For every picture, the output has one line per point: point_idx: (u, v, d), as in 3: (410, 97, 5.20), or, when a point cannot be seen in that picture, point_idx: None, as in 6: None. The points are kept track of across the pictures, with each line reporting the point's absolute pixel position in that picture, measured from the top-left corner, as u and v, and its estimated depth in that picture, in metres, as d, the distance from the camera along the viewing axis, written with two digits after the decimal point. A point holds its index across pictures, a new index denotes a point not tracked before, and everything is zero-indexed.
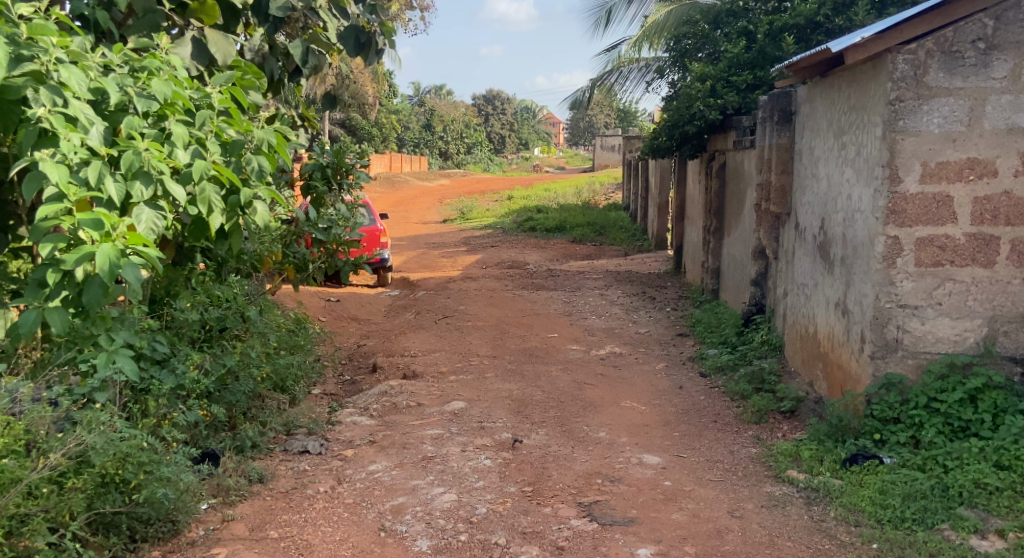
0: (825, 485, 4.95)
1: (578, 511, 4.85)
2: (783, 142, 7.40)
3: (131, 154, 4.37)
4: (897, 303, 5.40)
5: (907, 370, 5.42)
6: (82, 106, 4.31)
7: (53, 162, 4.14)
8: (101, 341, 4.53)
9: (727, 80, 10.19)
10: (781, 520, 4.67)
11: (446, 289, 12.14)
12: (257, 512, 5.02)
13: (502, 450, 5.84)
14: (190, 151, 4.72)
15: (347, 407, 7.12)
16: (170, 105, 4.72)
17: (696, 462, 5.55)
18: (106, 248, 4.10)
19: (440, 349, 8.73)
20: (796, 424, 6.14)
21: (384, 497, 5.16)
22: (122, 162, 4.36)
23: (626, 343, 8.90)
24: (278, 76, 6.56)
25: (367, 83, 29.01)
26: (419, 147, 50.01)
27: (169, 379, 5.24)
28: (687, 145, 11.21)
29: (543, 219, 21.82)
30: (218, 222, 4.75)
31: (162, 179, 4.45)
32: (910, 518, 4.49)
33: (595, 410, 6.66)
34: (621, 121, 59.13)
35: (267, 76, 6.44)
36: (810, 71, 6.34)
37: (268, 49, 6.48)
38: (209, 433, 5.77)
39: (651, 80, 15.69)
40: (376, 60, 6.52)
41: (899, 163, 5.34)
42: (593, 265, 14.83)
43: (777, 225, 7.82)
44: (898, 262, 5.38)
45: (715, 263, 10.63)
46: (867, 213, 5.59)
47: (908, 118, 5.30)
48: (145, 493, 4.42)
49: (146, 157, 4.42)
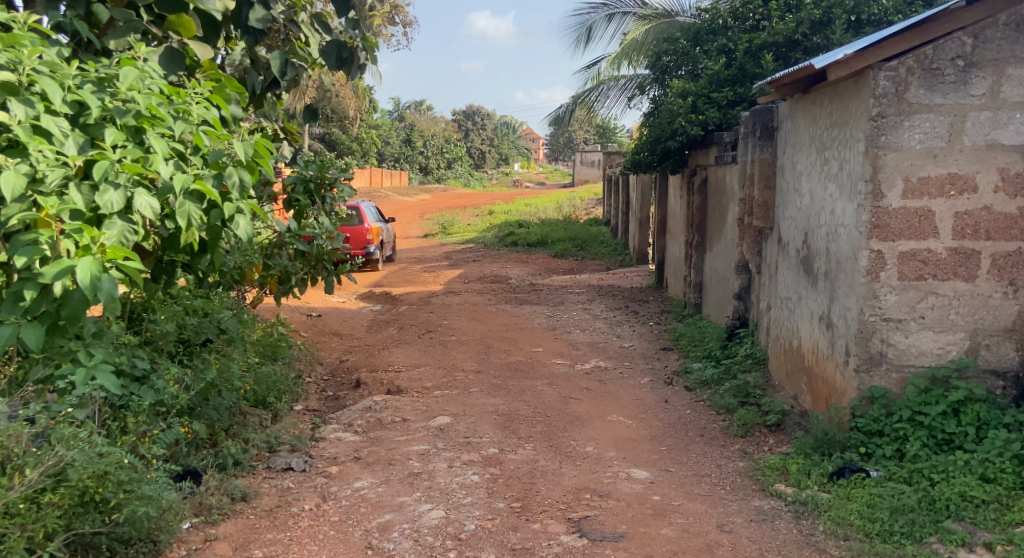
0: (813, 498, 4.95)
1: (568, 526, 4.85)
2: (764, 158, 7.45)
3: (103, 163, 4.41)
4: (881, 317, 5.44)
5: (892, 384, 5.46)
6: (57, 121, 4.41)
7: (12, 173, 4.16)
8: (80, 358, 4.63)
9: (708, 97, 10.22)
10: (770, 535, 4.68)
11: (429, 303, 12.14)
12: (241, 531, 4.97)
13: (489, 465, 5.82)
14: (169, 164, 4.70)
15: (331, 423, 7.09)
16: (151, 118, 4.70)
17: (683, 477, 5.55)
18: (87, 262, 4.14)
19: (423, 364, 8.72)
20: (781, 437, 6.16)
21: (371, 514, 5.13)
22: (93, 169, 4.39)
23: (610, 357, 8.91)
24: (259, 89, 6.56)
25: (347, 98, 29.08)
26: (399, 163, 49.94)
27: (149, 394, 5.19)
28: (669, 159, 11.26)
29: (524, 233, 21.85)
30: (198, 236, 4.73)
31: (132, 190, 4.47)
32: (898, 532, 4.50)
33: (581, 424, 6.65)
34: (601, 137, 59.42)
35: (248, 91, 6.44)
36: (792, 88, 6.41)
37: (250, 65, 6.48)
38: (191, 450, 5.73)
39: (632, 96, 15.77)
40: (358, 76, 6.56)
41: (882, 179, 5.39)
42: (576, 279, 14.87)
43: (760, 239, 7.86)
44: (882, 276, 5.43)
45: (697, 277, 10.68)
46: (850, 227, 5.63)
47: (890, 134, 5.36)
48: (125, 512, 4.36)
49: (117, 167, 4.46)
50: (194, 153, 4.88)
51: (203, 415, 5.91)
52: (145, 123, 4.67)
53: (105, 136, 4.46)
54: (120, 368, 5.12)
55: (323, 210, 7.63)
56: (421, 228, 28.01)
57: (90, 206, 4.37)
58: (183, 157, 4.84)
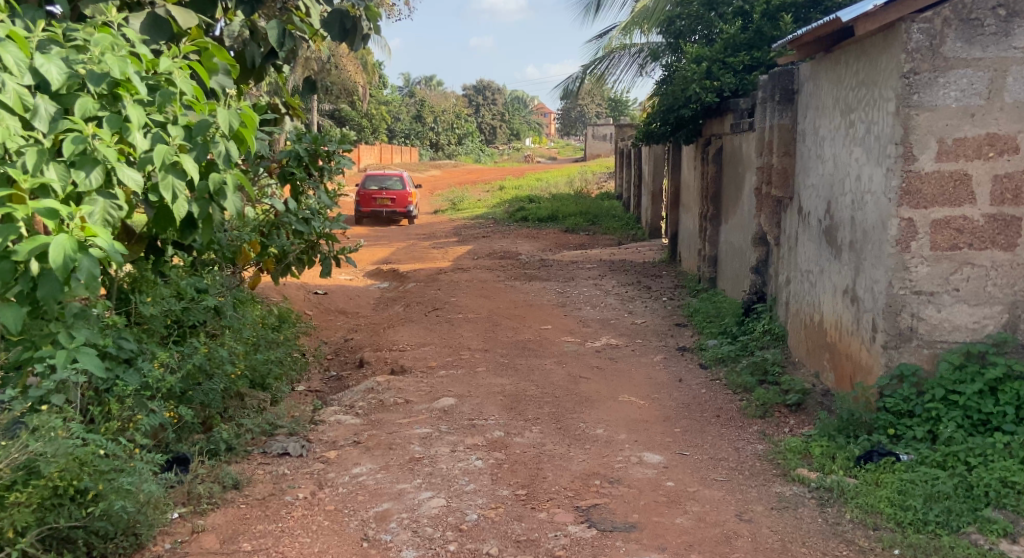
0: (838, 484, 4.62)
1: (575, 516, 4.54)
2: (784, 123, 7.07)
3: (75, 134, 4.24)
4: (911, 289, 5.06)
5: (923, 360, 5.10)
6: (21, 91, 4.17)
7: None
8: (61, 340, 4.44)
9: (723, 62, 9.85)
10: (793, 524, 4.35)
11: (437, 280, 11.83)
12: (230, 522, 4.66)
13: (494, 449, 5.52)
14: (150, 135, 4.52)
15: (331, 405, 6.80)
16: (127, 86, 4.52)
17: (699, 461, 5.24)
18: (61, 239, 3.93)
19: (428, 343, 8.42)
20: (802, 418, 5.84)
21: (368, 502, 4.84)
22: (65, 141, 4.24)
23: (622, 334, 8.58)
24: (258, 63, 6.17)
25: (354, 73, 28.77)
26: (410, 138, 49.43)
27: (134, 378, 4.97)
28: (682, 129, 10.91)
29: (535, 208, 21.50)
30: (183, 210, 4.54)
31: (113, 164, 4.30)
32: (933, 522, 4.17)
33: (591, 405, 6.35)
34: (614, 110, 58.74)
35: (245, 66, 6.07)
36: (813, 47, 6.06)
37: (250, 36, 6.13)
38: (181, 436, 5.44)
39: (644, 65, 15.33)
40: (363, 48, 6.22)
41: (914, 140, 5.00)
42: (586, 254, 14.53)
43: (779, 210, 7.49)
44: (913, 246, 5.05)
45: (712, 251, 10.32)
46: (878, 194, 5.25)
47: (924, 92, 4.96)
48: (100, 505, 4.06)
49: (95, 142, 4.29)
50: (176, 123, 4.65)
51: (195, 399, 5.62)
52: (119, 92, 4.50)
53: (75, 108, 4.30)
54: (105, 349, 4.91)
55: (321, 184, 7.32)
56: (431, 204, 27.64)
57: (66, 183, 4.26)
58: (164, 127, 4.66)
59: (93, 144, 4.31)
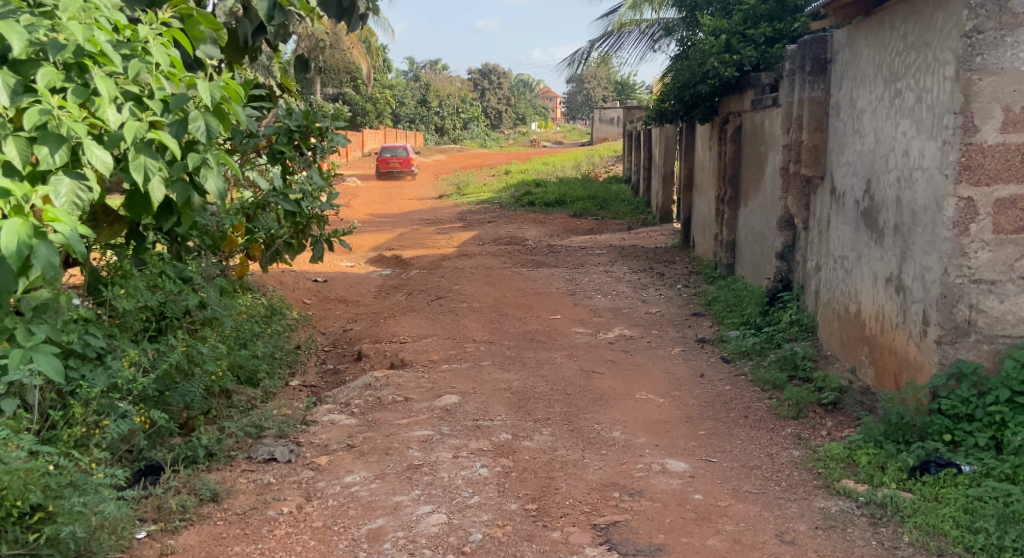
0: (892, 499, 4.09)
1: (593, 536, 4.02)
2: (815, 96, 6.50)
3: (39, 105, 3.71)
4: (969, 278, 4.53)
5: (983, 357, 4.57)
6: None
7: None
8: (18, 337, 3.93)
9: (742, 35, 9.26)
10: (842, 547, 3.83)
11: (441, 267, 11.29)
12: (204, 542, 4.14)
13: (500, 455, 4.99)
14: (123, 111, 4.02)
15: (325, 402, 6.26)
16: (97, 56, 4.02)
17: (729, 469, 4.70)
18: (15, 223, 3.42)
19: (431, 334, 7.88)
20: (840, 419, 5.31)
21: (360, 518, 4.32)
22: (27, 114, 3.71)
23: (636, 324, 8.04)
24: (251, 39, 5.51)
25: (359, 58, 28.30)
26: (415, 123, 48.93)
27: (101, 379, 4.43)
28: (697, 107, 10.32)
29: (541, 192, 20.95)
30: (158, 192, 4.03)
31: (82, 139, 3.80)
32: (1010, 548, 3.65)
33: (606, 404, 5.83)
34: (620, 93, 57.88)
35: (238, 44, 5.41)
36: (852, 10, 5.59)
37: (243, 12, 5.44)
38: (154, 442, 4.92)
39: (656, 41, 14.68)
40: (360, 25, 5.65)
41: (976, 109, 4.45)
42: (597, 240, 13.95)
43: (807, 190, 6.94)
44: (973, 229, 4.51)
45: (730, 236, 9.76)
46: (931, 170, 4.70)
47: (988, 53, 4.41)
48: (45, 532, 3.55)
49: (59, 116, 3.76)
50: (152, 95, 4.15)
51: (172, 400, 5.12)
52: (89, 62, 3.99)
53: (40, 79, 3.78)
54: (69, 347, 4.38)
55: (312, 163, 6.80)
56: (437, 188, 27.06)
57: (27, 161, 3.71)
58: (138, 101, 4.13)
59: (59, 117, 3.79)
